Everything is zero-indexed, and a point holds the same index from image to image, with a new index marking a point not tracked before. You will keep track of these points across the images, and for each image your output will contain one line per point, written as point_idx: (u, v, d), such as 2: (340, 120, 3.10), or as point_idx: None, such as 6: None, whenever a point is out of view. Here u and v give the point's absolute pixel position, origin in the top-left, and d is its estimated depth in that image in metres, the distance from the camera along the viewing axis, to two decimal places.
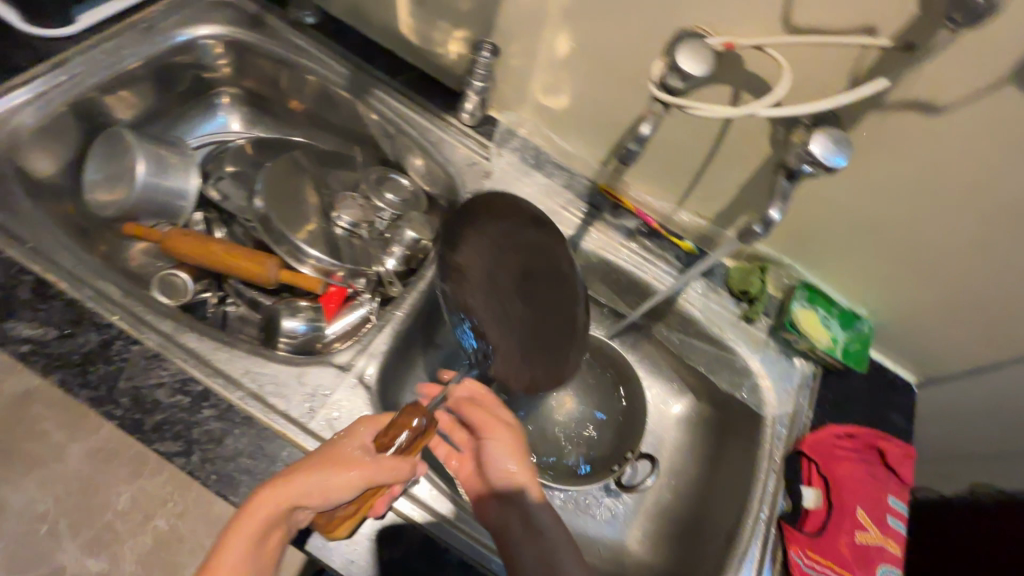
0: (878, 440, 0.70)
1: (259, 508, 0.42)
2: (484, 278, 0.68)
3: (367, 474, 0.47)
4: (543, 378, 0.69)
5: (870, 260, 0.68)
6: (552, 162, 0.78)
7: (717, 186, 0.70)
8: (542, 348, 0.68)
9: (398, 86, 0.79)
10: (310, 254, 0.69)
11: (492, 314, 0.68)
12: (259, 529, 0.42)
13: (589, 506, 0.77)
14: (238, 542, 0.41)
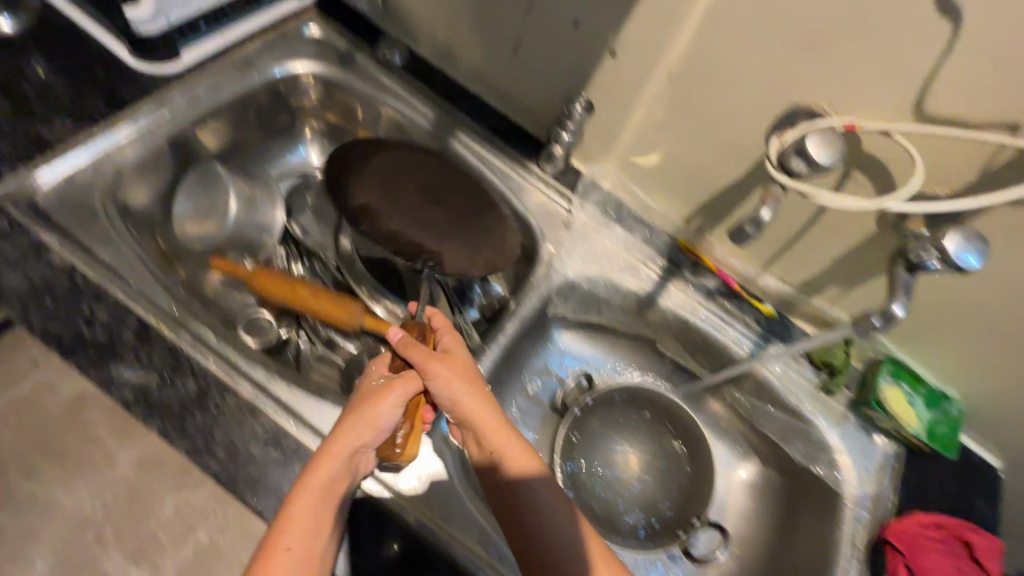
0: (966, 532, 0.65)
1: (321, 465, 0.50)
2: (387, 202, 0.70)
3: (381, 401, 0.54)
4: (496, 255, 0.69)
5: (974, 345, 0.65)
6: (633, 216, 0.77)
7: (808, 255, 0.68)
8: (467, 227, 0.70)
9: (482, 130, 0.79)
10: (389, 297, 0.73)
11: (414, 228, 0.69)
12: (322, 483, 0.49)
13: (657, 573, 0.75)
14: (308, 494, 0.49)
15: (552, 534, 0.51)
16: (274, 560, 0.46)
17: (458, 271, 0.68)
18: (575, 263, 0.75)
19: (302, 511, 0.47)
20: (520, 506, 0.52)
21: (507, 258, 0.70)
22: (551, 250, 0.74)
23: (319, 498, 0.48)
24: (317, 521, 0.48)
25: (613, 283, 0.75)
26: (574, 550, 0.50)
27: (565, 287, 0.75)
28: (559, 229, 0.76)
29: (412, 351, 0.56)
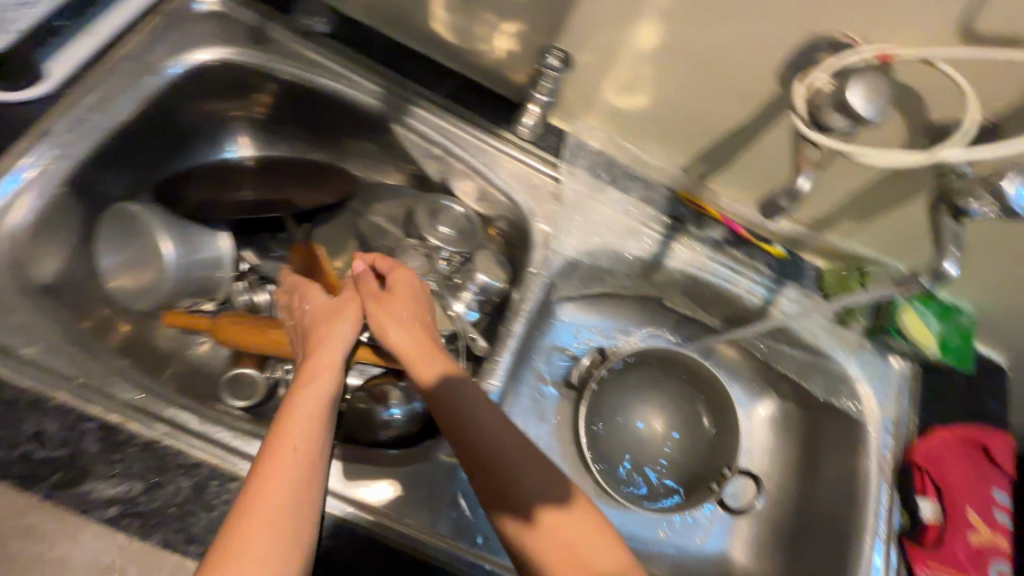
0: (980, 436, 0.69)
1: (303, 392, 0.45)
2: (224, 186, 0.64)
3: (329, 315, 0.52)
4: (346, 183, 0.69)
5: (987, 263, 0.64)
6: (626, 173, 0.70)
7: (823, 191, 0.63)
8: (311, 175, 0.68)
9: (441, 99, 0.68)
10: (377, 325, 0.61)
11: (266, 192, 0.65)
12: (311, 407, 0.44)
13: (691, 526, 0.76)
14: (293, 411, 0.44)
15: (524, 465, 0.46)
16: (274, 462, 0.40)
17: (314, 206, 0.65)
18: (574, 239, 0.68)
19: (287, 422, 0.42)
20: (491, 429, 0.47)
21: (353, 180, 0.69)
22: (546, 229, 0.67)
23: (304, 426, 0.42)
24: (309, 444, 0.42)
25: (617, 251, 0.69)
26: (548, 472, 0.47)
27: (566, 267, 0.68)
28: (550, 203, 0.67)
29: (364, 276, 0.56)
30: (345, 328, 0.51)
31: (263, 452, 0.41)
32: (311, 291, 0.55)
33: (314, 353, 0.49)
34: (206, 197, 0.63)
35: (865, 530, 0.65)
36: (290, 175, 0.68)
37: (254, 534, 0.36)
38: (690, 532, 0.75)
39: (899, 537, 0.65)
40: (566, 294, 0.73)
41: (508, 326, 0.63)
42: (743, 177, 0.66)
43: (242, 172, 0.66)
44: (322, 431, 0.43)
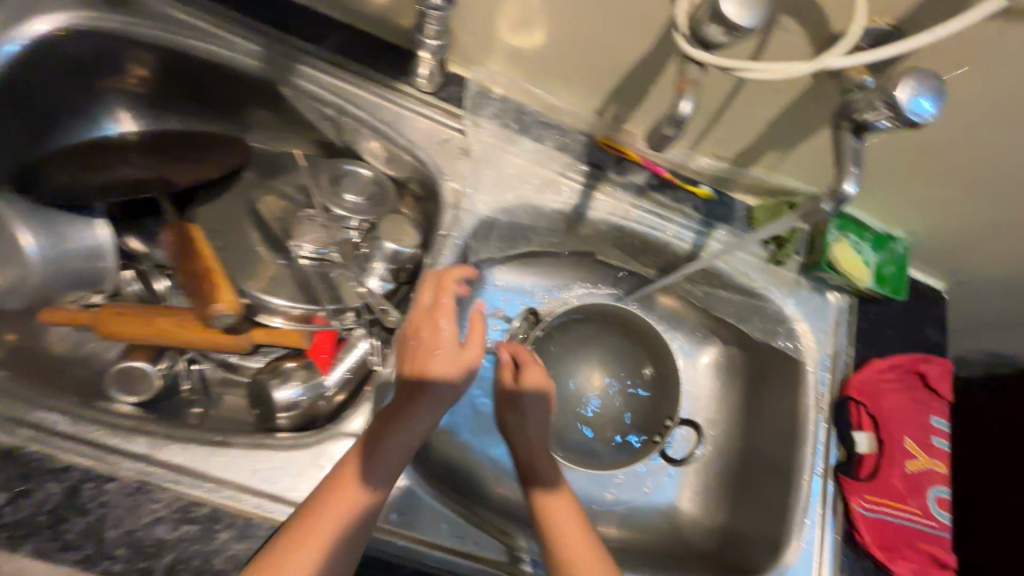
0: (917, 363, 0.68)
1: (391, 422, 0.49)
2: (96, 165, 0.60)
3: (458, 366, 0.52)
4: (230, 151, 0.63)
5: (915, 187, 0.61)
6: (538, 121, 0.65)
7: (740, 124, 0.60)
8: (194, 147, 0.63)
9: (330, 55, 0.62)
10: (276, 304, 0.58)
11: (143, 168, 0.60)
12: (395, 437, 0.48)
13: (638, 479, 0.74)
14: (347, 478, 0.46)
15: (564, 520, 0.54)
16: (314, 532, 0.42)
17: (192, 180, 0.61)
18: (486, 196, 0.63)
19: (338, 495, 0.44)
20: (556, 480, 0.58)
21: (240, 150, 0.63)
22: (455, 187, 0.63)
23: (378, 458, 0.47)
24: (377, 476, 0.47)
25: (535, 206, 0.65)
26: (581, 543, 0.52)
27: (481, 227, 0.64)
28: (458, 159, 0.63)
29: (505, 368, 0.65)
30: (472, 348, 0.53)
31: (311, 517, 0.43)
32: (477, 328, 0.55)
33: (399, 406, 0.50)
34: (74, 180, 0.58)
35: (802, 468, 0.64)
36: (172, 150, 0.63)
37: (293, 570, 0.41)
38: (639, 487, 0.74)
39: (834, 472, 0.64)
40: (488, 256, 0.70)
41: (420, 292, 0.59)
42: (658, 115, 0.62)
43: (117, 150, 0.61)
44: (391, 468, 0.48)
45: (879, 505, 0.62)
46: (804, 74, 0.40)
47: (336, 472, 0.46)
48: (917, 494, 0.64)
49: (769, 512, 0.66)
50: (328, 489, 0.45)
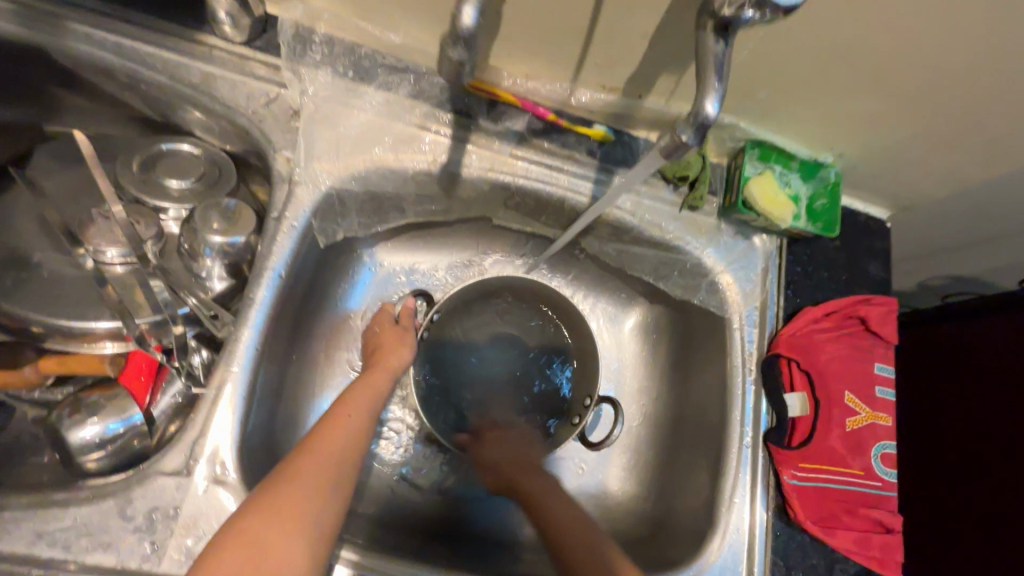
0: (857, 307, 0.60)
1: (359, 390, 0.51)
2: None
3: (397, 340, 0.58)
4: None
5: (837, 102, 0.51)
6: (383, 64, 0.54)
7: (618, 43, 0.48)
8: None
9: (106, 8, 0.50)
10: (95, 325, 0.46)
11: None
12: (365, 395, 0.51)
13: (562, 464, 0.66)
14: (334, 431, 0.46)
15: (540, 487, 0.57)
16: (302, 468, 0.41)
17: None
18: (328, 163, 0.53)
19: (321, 444, 0.44)
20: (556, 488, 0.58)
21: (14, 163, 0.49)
22: (289, 156, 0.52)
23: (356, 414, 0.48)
24: (363, 426, 0.48)
25: (394, 169, 0.54)
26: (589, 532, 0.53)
27: (327, 203, 0.53)
28: (288, 122, 0.52)
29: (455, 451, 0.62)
30: (405, 336, 0.59)
31: (297, 461, 0.42)
32: (406, 317, 0.62)
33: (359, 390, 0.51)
34: None
35: (731, 439, 0.57)
36: None
37: (291, 498, 0.39)
38: (568, 470, 0.66)
39: (765, 442, 0.57)
40: (353, 235, 0.59)
41: (251, 292, 0.49)
42: (522, 42, 0.50)
43: None
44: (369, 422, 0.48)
45: (817, 472, 0.55)
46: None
47: (319, 429, 0.46)
48: (860, 454, 0.56)
49: (698, 491, 0.58)
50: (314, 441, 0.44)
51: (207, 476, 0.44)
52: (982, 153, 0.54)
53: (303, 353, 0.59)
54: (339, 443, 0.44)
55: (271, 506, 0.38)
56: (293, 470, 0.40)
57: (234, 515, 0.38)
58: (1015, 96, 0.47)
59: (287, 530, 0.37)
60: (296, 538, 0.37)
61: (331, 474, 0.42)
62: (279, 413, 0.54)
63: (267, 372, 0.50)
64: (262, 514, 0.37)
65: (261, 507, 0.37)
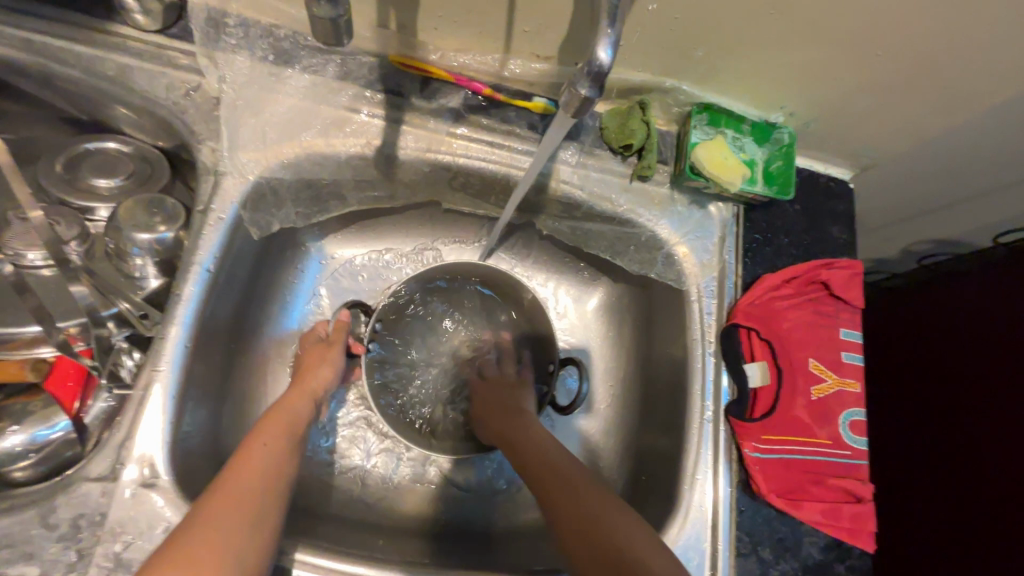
0: (819, 271, 0.58)
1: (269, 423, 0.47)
2: None
3: (325, 360, 0.56)
4: None
5: (776, 56, 0.49)
6: (305, 46, 0.52)
7: (541, 6, 0.46)
8: None
9: (10, 2, 0.48)
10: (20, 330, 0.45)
11: None
12: (278, 426, 0.47)
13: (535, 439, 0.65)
14: (253, 462, 0.42)
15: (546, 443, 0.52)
16: (219, 512, 0.38)
17: None
18: (254, 151, 0.51)
19: (238, 479, 0.40)
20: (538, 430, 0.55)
21: None
22: (212, 146, 0.50)
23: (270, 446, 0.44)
24: (287, 451, 0.45)
25: (326, 154, 0.52)
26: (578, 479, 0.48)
27: (256, 193, 0.51)
28: (209, 111, 0.50)
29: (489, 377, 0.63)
30: (332, 355, 0.57)
31: (210, 503, 0.38)
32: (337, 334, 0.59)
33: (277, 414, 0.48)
34: None
35: (691, 416, 0.55)
36: None
37: (208, 548, 0.35)
38: None
39: (726, 415, 0.55)
40: (292, 226, 0.57)
41: (177, 287, 0.47)
42: (443, 12, 0.48)
43: None
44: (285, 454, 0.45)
45: (781, 444, 0.53)
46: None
47: (234, 461, 0.42)
48: (826, 422, 0.54)
49: (661, 471, 0.57)
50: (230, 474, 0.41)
51: (135, 479, 0.42)
52: (934, 101, 0.52)
53: (250, 352, 0.57)
54: (258, 477, 0.41)
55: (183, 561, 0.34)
56: (209, 515, 0.37)
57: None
58: (958, 35, 0.44)
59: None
60: None
61: (246, 522, 0.38)
62: (224, 413, 0.52)
63: (201, 371, 0.49)
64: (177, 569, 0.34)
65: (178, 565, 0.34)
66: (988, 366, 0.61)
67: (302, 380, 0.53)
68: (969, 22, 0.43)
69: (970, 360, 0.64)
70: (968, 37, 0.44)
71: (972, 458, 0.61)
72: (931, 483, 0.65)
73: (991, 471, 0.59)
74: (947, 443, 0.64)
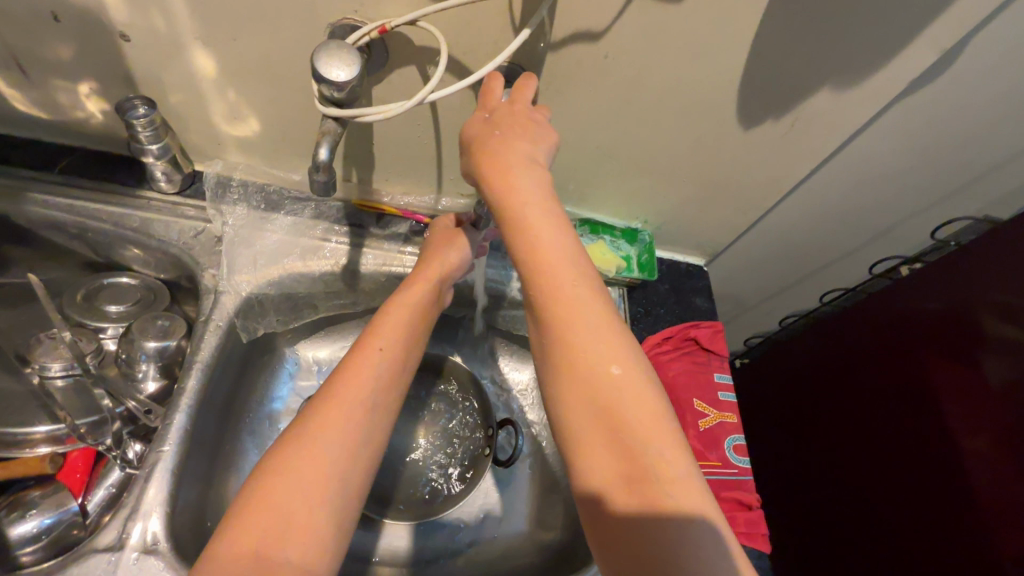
0: (689, 331, 0.76)
1: (362, 358, 0.50)
2: None
3: (453, 249, 0.63)
4: None
5: (625, 184, 0.72)
6: (289, 196, 0.71)
7: (460, 163, 0.67)
8: None
9: (59, 179, 0.64)
10: (36, 430, 0.54)
11: None
12: (393, 331, 0.53)
13: (493, 505, 0.73)
14: (361, 378, 0.49)
15: (630, 411, 0.40)
16: (325, 422, 0.45)
17: None
18: (247, 274, 0.66)
19: (346, 389, 0.48)
20: (591, 394, 0.40)
21: None
22: (214, 273, 0.65)
23: (373, 386, 0.49)
24: (383, 378, 0.50)
25: (304, 272, 0.68)
26: (637, 402, 0.40)
27: (247, 305, 0.65)
28: (213, 246, 0.66)
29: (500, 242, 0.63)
30: (459, 240, 0.64)
31: (315, 414, 0.46)
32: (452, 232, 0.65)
33: (384, 322, 0.54)
34: None
35: None
36: None
37: (305, 462, 0.43)
38: (503, 507, 0.74)
39: None
40: (272, 332, 0.70)
41: (182, 382, 0.58)
42: (392, 169, 0.69)
43: None
44: (381, 393, 0.49)
45: None
46: (409, 108, 0.48)
47: (341, 370, 0.49)
48: (714, 447, 0.68)
49: None
50: (342, 383, 0.48)
51: (140, 544, 0.50)
52: (737, 205, 0.76)
53: (234, 441, 0.65)
54: (363, 390, 0.48)
55: (291, 463, 0.43)
56: (309, 435, 0.44)
57: (258, 471, 0.43)
58: (728, 169, 0.69)
59: (316, 498, 0.42)
60: (315, 505, 0.42)
61: (352, 435, 0.46)
62: (212, 494, 0.60)
63: (197, 454, 0.58)
64: (281, 484, 0.42)
65: (287, 477, 0.42)
66: (953, 334, 0.71)
67: (391, 311, 0.55)
68: (733, 161, 0.68)
69: (929, 324, 0.74)
70: (737, 166, 0.68)
71: (928, 413, 0.73)
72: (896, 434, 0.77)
73: (941, 415, 0.71)
74: (914, 399, 0.75)
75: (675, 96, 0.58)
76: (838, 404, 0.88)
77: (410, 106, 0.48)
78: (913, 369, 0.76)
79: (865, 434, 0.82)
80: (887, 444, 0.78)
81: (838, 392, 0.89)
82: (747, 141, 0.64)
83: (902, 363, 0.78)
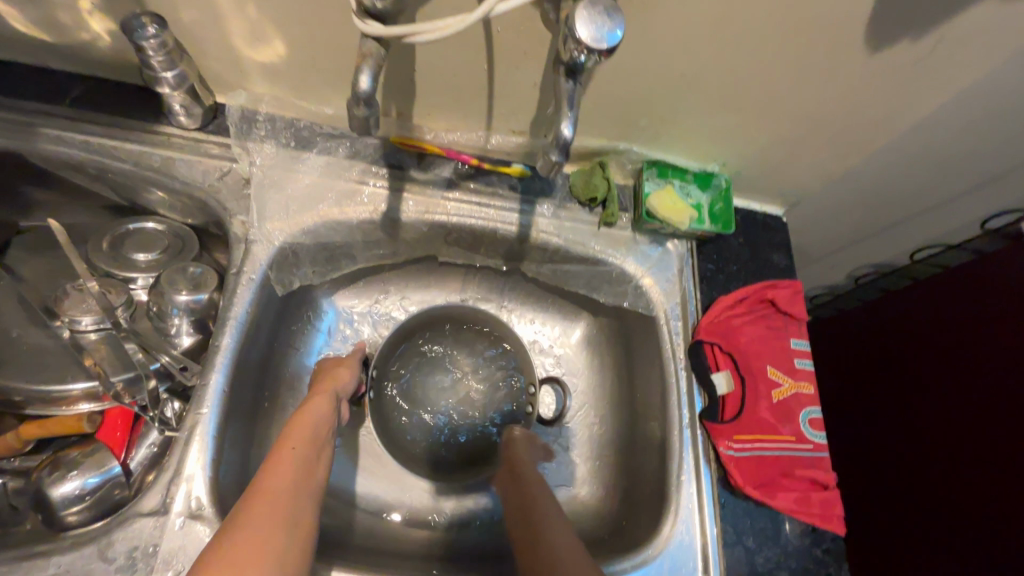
0: (766, 291, 0.68)
1: (281, 455, 0.44)
2: None
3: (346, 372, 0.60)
4: None
5: (705, 121, 0.61)
6: (321, 133, 0.63)
7: (515, 96, 0.58)
8: None
9: (71, 113, 0.58)
10: (72, 387, 0.51)
11: None
12: (305, 429, 0.48)
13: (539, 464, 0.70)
14: (284, 467, 0.43)
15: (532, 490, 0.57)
16: (250, 510, 0.38)
17: None
18: (279, 222, 0.60)
19: (266, 481, 0.41)
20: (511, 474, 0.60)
21: None
22: (243, 220, 0.59)
23: (299, 472, 0.43)
24: (312, 470, 0.45)
25: (339, 220, 0.62)
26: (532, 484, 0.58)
27: (280, 256, 0.60)
28: (241, 190, 0.60)
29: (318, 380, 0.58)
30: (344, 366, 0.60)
31: (242, 507, 0.39)
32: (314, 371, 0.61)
33: (294, 425, 0.49)
34: None
35: (670, 427, 0.62)
36: None
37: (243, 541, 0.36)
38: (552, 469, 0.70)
39: (700, 420, 0.62)
40: (309, 284, 0.65)
41: (216, 340, 0.54)
42: (436, 102, 0.60)
43: None
44: (304, 484, 0.43)
45: (750, 443, 0.60)
46: (470, 24, 0.39)
47: (260, 470, 0.43)
48: (788, 421, 0.61)
49: (654, 483, 0.62)
50: (263, 478, 0.42)
51: (184, 510, 0.48)
52: (836, 147, 0.64)
53: (273, 399, 0.62)
54: (285, 483, 0.42)
55: (229, 544, 0.36)
56: (244, 512, 0.38)
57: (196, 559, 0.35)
58: (836, 103, 0.57)
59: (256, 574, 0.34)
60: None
61: (284, 517, 0.39)
62: (254, 455, 0.57)
63: (235, 416, 0.54)
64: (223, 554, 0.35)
65: (221, 557, 0.35)
66: None
67: (297, 422, 0.49)
68: (844, 93, 0.56)
69: None
70: (848, 100, 0.57)
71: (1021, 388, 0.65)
72: (993, 424, 0.68)
73: None
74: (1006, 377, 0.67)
75: (791, 12, 0.47)
76: (913, 428, 0.79)
77: (465, 22, 0.39)
78: (1016, 339, 0.66)
79: (954, 429, 0.73)
80: (977, 433, 0.70)
81: (920, 367, 0.80)
82: (870, 68, 0.53)
83: (998, 337, 0.69)
